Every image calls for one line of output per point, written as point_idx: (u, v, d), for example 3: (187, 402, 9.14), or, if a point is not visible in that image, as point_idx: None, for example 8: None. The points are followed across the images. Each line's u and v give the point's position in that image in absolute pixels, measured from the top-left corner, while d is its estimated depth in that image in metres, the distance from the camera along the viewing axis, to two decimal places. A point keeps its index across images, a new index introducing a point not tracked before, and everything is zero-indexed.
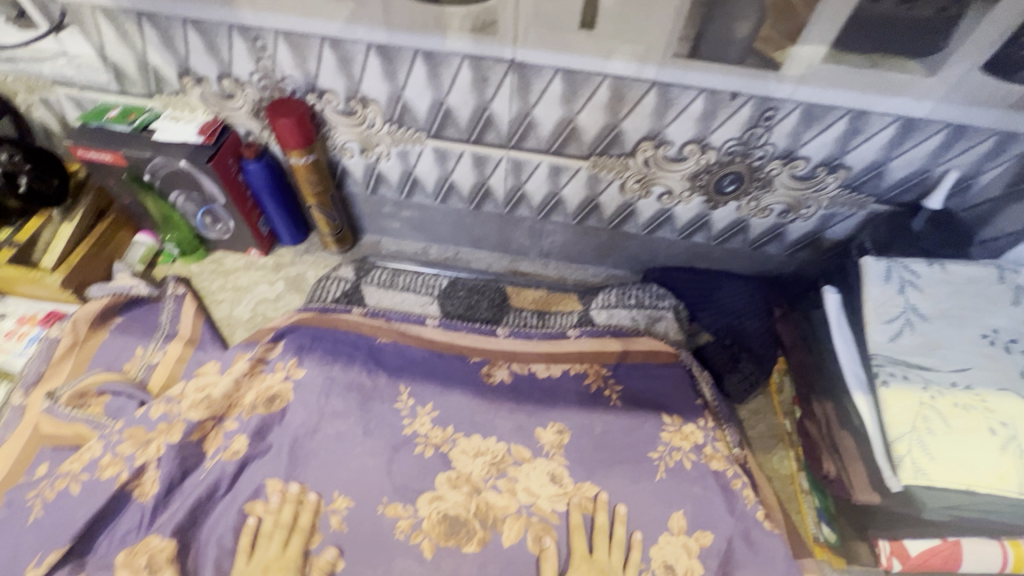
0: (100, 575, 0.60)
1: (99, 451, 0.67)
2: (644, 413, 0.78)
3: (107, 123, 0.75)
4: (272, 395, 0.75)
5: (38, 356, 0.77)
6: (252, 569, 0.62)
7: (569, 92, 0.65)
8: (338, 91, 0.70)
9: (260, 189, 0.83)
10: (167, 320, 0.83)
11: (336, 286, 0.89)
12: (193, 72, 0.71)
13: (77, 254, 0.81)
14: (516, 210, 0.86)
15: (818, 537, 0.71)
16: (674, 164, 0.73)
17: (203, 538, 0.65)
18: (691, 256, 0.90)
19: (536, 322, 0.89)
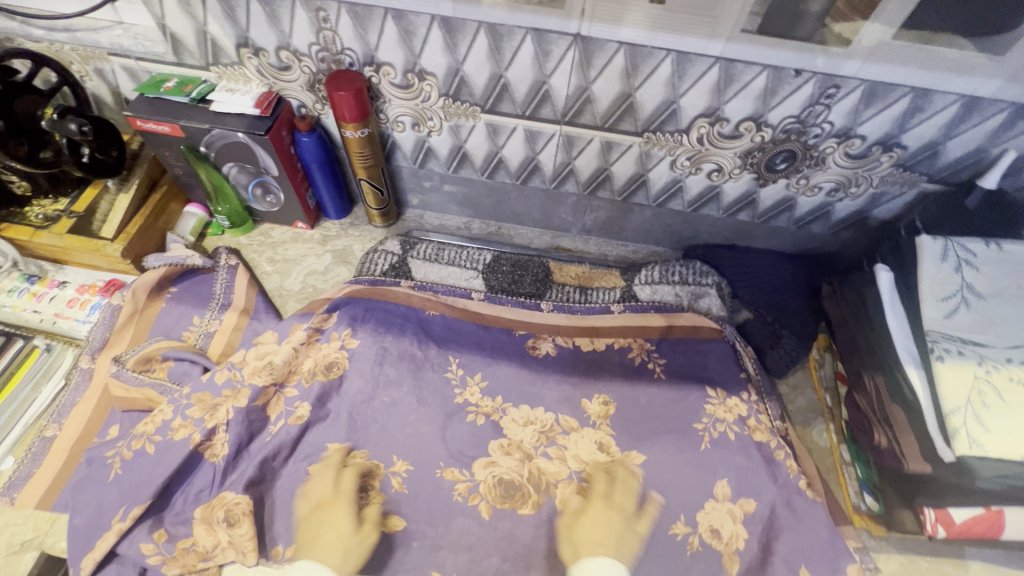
0: (179, 529, 0.65)
1: (170, 414, 0.70)
2: (688, 386, 0.80)
3: (164, 94, 0.75)
4: (330, 363, 0.78)
5: (103, 322, 0.80)
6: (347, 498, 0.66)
7: (631, 67, 0.66)
8: (396, 64, 0.71)
9: (310, 161, 0.84)
10: (221, 290, 0.85)
11: (384, 259, 0.90)
12: (252, 43, 0.72)
13: (134, 224, 0.82)
14: (563, 185, 0.87)
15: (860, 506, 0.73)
16: (728, 141, 0.73)
17: (274, 496, 0.68)
18: (734, 234, 0.91)
19: (579, 298, 0.90)
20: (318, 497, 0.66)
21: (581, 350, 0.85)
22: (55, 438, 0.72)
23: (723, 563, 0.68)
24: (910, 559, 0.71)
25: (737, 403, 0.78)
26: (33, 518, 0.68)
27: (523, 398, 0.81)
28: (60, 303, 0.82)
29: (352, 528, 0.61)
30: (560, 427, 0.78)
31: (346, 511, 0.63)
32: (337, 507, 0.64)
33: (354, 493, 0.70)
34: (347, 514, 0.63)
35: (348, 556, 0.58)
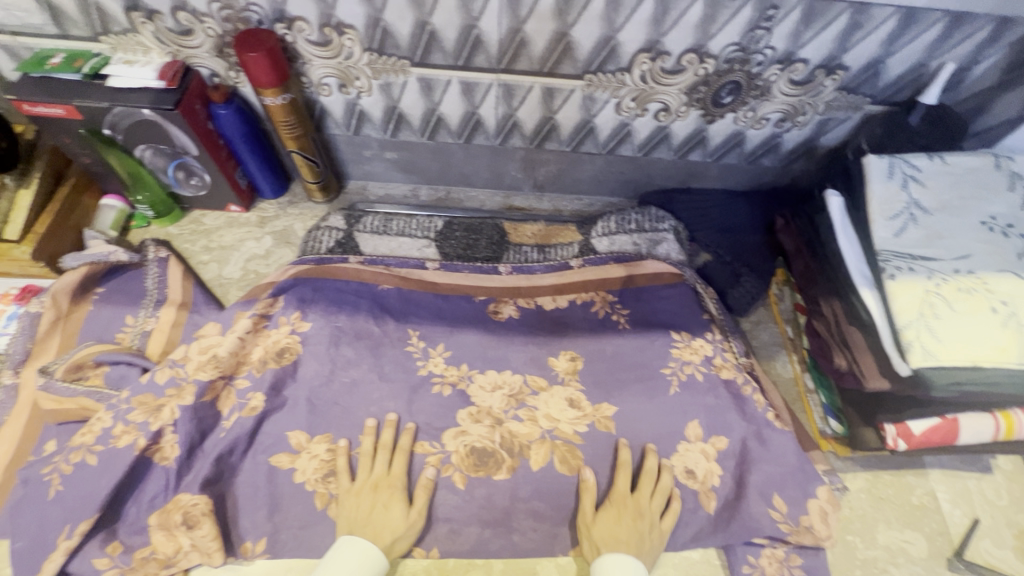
0: (136, 538, 0.61)
1: (110, 421, 0.65)
2: (653, 332, 0.79)
3: (50, 72, 0.67)
4: (281, 349, 0.73)
5: (22, 332, 0.73)
6: (363, 485, 0.65)
7: (562, 3, 0.62)
8: (310, 18, 0.64)
9: (234, 137, 0.77)
10: (154, 285, 0.79)
11: (328, 236, 0.85)
12: (143, 6, 0.64)
13: (43, 223, 0.75)
14: (508, 140, 0.83)
15: (825, 431, 0.75)
16: (671, 77, 0.70)
17: (234, 492, 0.65)
18: (688, 175, 0.89)
19: (537, 257, 0.87)
20: (350, 482, 0.66)
21: (544, 310, 0.83)
22: None
23: (700, 502, 0.69)
24: (875, 474, 0.74)
25: (702, 344, 0.78)
26: None
27: (489, 364, 0.78)
28: None
29: (401, 511, 0.63)
30: (528, 387, 0.76)
31: (395, 498, 0.64)
32: (385, 493, 0.65)
33: (321, 479, 0.67)
34: (393, 500, 0.64)
35: (391, 542, 0.61)
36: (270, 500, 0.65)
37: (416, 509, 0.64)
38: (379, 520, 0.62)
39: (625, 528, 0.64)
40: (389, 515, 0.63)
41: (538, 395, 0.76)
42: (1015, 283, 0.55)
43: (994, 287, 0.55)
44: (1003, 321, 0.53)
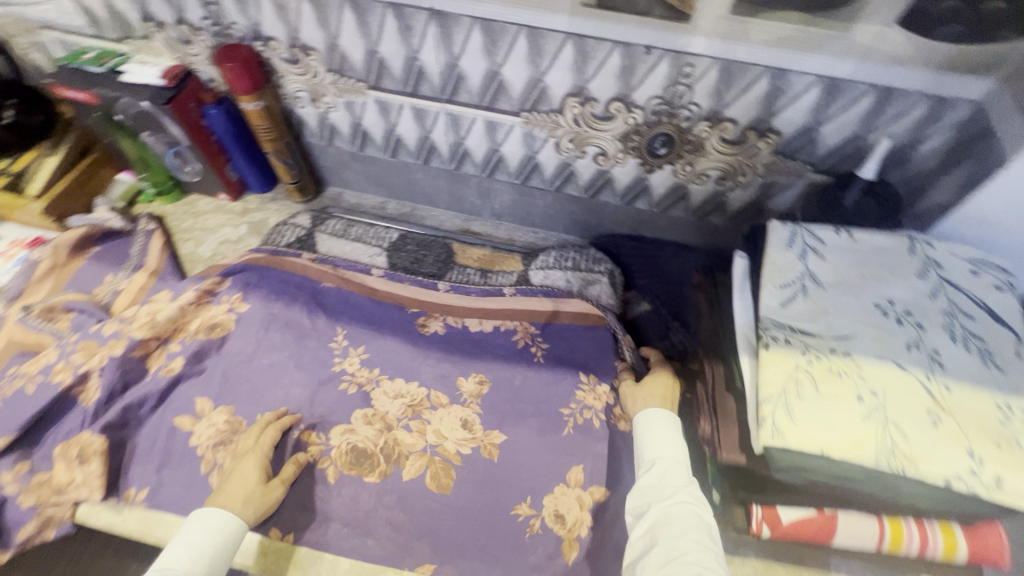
0: (43, 464, 0.70)
1: (54, 358, 0.75)
2: (563, 370, 0.79)
3: (82, 64, 0.82)
4: (215, 323, 0.82)
5: (21, 273, 0.85)
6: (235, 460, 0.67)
7: (490, 44, 0.66)
8: (280, 38, 0.74)
9: (223, 134, 0.88)
10: (137, 252, 0.91)
11: (292, 232, 0.94)
12: (154, 17, 0.77)
13: (61, 186, 0.89)
14: (462, 166, 0.88)
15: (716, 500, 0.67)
16: (603, 122, 0.72)
17: (133, 441, 0.72)
18: (638, 223, 0.89)
19: (478, 279, 0.90)
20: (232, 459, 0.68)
21: (468, 332, 0.85)
22: None
23: (561, 550, 0.66)
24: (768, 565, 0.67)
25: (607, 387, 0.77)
26: None
27: (399, 372, 0.81)
28: None
29: (258, 479, 0.64)
30: (428, 399, 0.78)
31: (255, 467, 0.65)
32: (248, 460, 0.66)
33: (212, 446, 0.72)
34: (252, 469, 0.65)
35: (251, 507, 0.61)
36: (162, 455, 0.71)
37: (279, 478, 0.66)
38: (238, 486, 0.63)
39: (659, 391, 0.68)
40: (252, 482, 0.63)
41: (435, 410, 0.77)
42: (893, 374, 0.51)
43: (868, 374, 0.51)
44: (867, 412, 0.49)
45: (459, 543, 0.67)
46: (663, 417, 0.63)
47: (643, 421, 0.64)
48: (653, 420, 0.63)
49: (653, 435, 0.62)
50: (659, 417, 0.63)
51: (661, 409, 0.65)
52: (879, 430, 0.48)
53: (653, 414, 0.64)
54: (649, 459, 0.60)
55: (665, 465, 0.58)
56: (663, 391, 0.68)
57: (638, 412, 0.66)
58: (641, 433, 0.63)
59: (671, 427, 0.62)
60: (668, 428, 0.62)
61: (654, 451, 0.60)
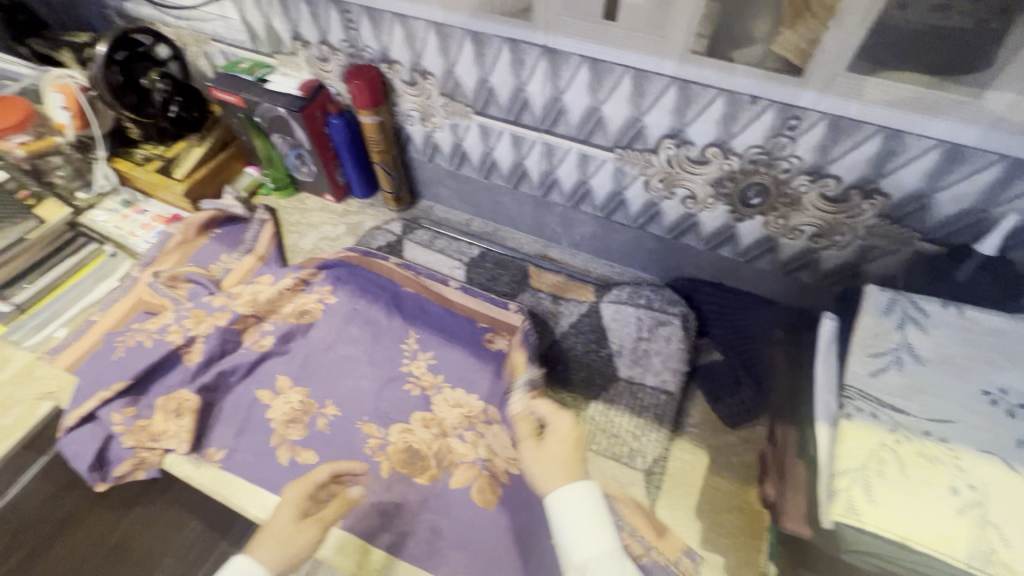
0: (146, 411, 0.79)
1: (171, 320, 0.86)
2: (622, 408, 0.79)
3: (237, 73, 0.95)
4: (304, 310, 0.89)
5: (157, 244, 0.97)
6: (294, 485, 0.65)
7: (595, 81, 0.69)
8: (404, 62, 0.82)
9: (340, 143, 0.98)
10: (250, 238, 1.01)
11: (383, 237, 1.01)
12: (302, 37, 0.88)
13: (200, 172, 1.03)
14: (549, 194, 0.91)
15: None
16: (696, 166, 0.72)
17: (221, 404, 0.80)
18: (720, 271, 0.87)
19: (548, 305, 0.92)
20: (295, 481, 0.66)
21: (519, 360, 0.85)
22: (96, 322, 0.90)
23: None
24: None
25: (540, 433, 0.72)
26: None
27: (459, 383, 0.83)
28: (136, 224, 1.02)
29: (293, 516, 0.60)
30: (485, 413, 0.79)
31: (293, 506, 0.61)
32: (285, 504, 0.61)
33: (285, 422, 0.78)
34: (286, 510, 0.60)
35: (286, 551, 0.55)
36: (242, 422, 0.79)
37: (320, 516, 0.61)
38: (274, 527, 0.58)
39: (563, 460, 0.59)
40: (292, 528, 0.58)
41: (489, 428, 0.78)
42: (997, 471, 0.45)
43: (966, 466, 0.46)
44: (961, 507, 0.44)
45: (492, 560, 0.67)
46: (582, 492, 0.54)
47: (558, 510, 0.53)
48: (569, 499, 0.53)
49: (578, 522, 0.52)
50: (578, 501, 0.53)
51: (572, 488, 0.54)
52: (974, 530, 0.43)
53: (567, 493, 0.54)
54: (578, 561, 0.50)
55: (598, 563, 0.50)
56: (562, 459, 0.60)
57: (548, 499, 0.55)
58: (558, 524, 0.53)
59: (592, 507, 0.53)
60: (591, 505, 0.53)
61: (583, 551, 0.50)
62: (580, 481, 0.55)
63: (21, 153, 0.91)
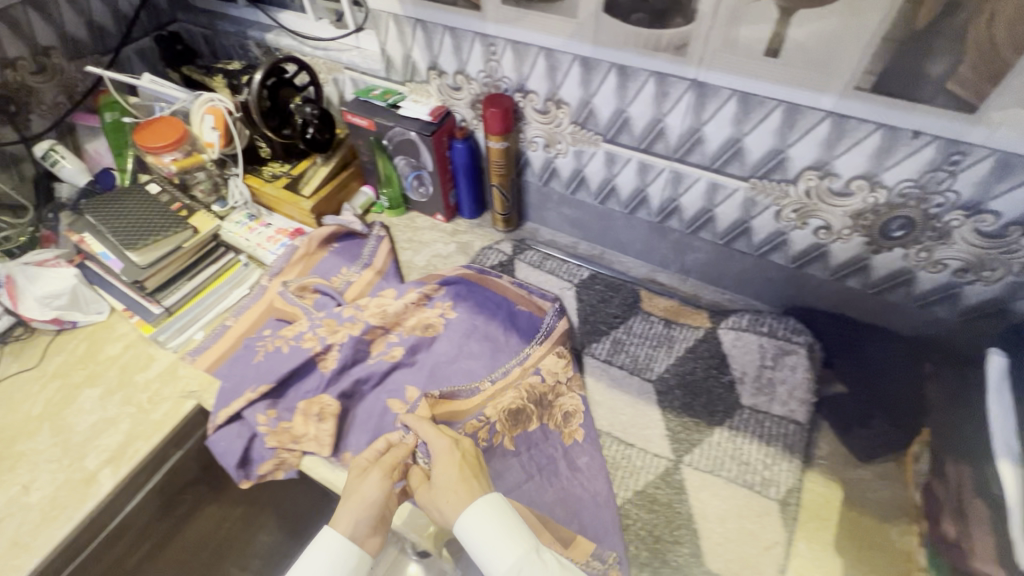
0: (286, 413, 0.83)
1: (306, 328, 0.90)
2: (749, 436, 0.78)
3: (371, 98, 1.01)
4: (428, 324, 0.92)
5: (284, 255, 1.03)
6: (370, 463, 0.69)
7: (741, 114, 0.72)
8: (540, 92, 0.86)
9: (459, 166, 1.03)
10: (368, 252, 1.06)
11: (495, 256, 1.05)
12: (438, 67, 0.94)
13: (324, 190, 1.09)
14: (667, 220, 0.93)
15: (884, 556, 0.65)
16: (838, 198, 0.73)
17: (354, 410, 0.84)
18: (844, 302, 0.86)
19: (661, 330, 0.92)
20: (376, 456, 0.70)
21: (536, 385, 0.84)
22: (230, 327, 0.96)
23: None
24: None
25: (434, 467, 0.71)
26: (200, 376, 0.91)
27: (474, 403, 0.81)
28: (262, 237, 1.06)
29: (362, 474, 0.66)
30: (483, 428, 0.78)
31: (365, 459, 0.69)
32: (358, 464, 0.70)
33: None
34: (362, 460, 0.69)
35: (354, 504, 0.62)
36: (375, 429, 0.82)
37: (382, 462, 0.67)
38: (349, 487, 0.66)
39: (451, 480, 0.63)
40: (362, 479, 0.66)
41: (488, 447, 0.77)
42: None
43: None
44: None
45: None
46: (486, 508, 0.59)
47: (471, 532, 0.58)
48: (476, 515, 0.59)
49: (490, 534, 0.58)
50: (483, 520, 0.58)
51: (475, 508, 0.59)
52: None
53: (472, 517, 0.59)
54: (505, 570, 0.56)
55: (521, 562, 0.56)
56: (454, 484, 0.62)
57: (458, 525, 0.59)
58: (473, 542, 0.58)
59: (494, 516, 0.59)
60: (493, 517, 0.59)
61: (503, 562, 0.56)
62: (479, 497, 0.61)
63: (173, 167, 1.02)
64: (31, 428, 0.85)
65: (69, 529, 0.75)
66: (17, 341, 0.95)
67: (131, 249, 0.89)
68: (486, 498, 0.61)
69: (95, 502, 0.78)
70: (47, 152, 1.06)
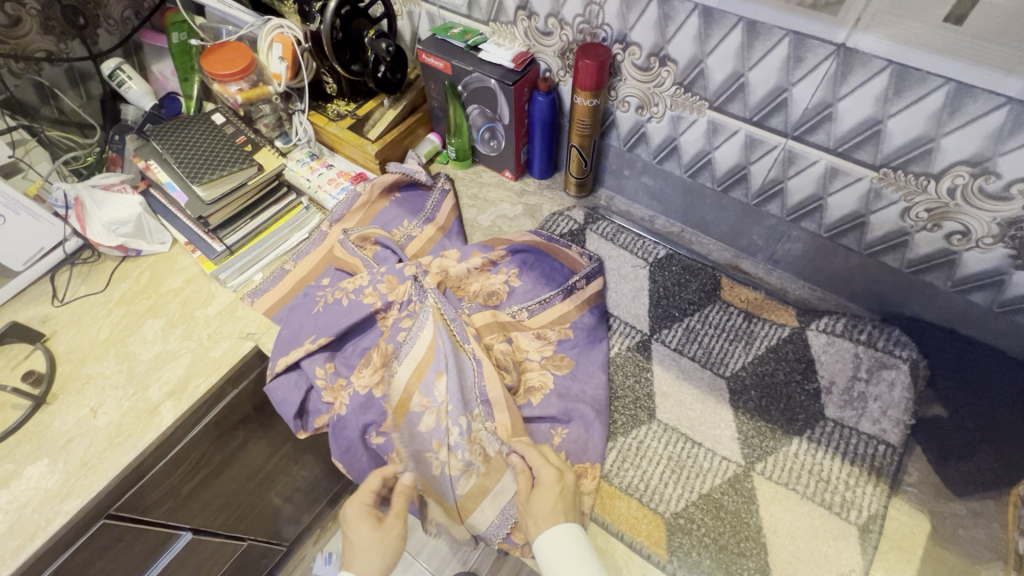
0: (343, 368, 0.82)
1: (366, 282, 0.86)
2: (831, 452, 0.72)
3: (449, 37, 0.92)
4: (492, 291, 0.87)
5: (346, 202, 0.98)
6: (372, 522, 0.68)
7: (892, 91, 0.61)
8: (644, 45, 0.76)
9: (537, 120, 0.94)
10: (431, 206, 1.00)
11: (565, 223, 0.97)
12: (529, 8, 0.85)
13: (391, 135, 1.02)
14: (765, 204, 0.83)
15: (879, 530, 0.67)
16: (990, 201, 0.63)
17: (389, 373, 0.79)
18: (957, 316, 0.77)
19: (740, 323, 0.84)
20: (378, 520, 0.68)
21: (508, 342, 0.82)
22: (289, 272, 0.94)
23: None
24: None
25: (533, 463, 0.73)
26: (259, 319, 0.90)
27: (456, 314, 0.79)
28: (323, 179, 1.02)
29: (373, 526, 0.68)
30: (469, 331, 0.78)
31: (367, 517, 0.68)
32: (359, 510, 0.69)
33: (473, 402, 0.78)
34: (366, 521, 0.68)
35: (386, 549, 0.66)
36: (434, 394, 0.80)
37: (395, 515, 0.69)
38: (363, 532, 0.67)
39: (554, 509, 0.63)
40: (376, 537, 0.67)
41: (460, 340, 0.76)
42: None
43: None
44: None
45: None
46: (566, 533, 0.61)
47: (551, 544, 0.60)
48: (560, 542, 0.60)
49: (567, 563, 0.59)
50: (564, 538, 0.61)
51: (561, 528, 0.61)
52: None
53: (553, 539, 0.61)
54: None
55: None
56: (550, 513, 0.63)
57: (541, 543, 0.61)
58: (551, 562, 0.60)
59: (575, 540, 0.61)
60: (576, 543, 0.61)
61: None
62: (560, 526, 0.61)
63: (239, 98, 0.99)
64: (97, 352, 0.87)
65: (134, 456, 0.78)
66: (86, 264, 0.96)
67: (199, 183, 0.87)
68: (573, 526, 0.62)
69: (157, 433, 0.79)
70: (113, 72, 1.03)
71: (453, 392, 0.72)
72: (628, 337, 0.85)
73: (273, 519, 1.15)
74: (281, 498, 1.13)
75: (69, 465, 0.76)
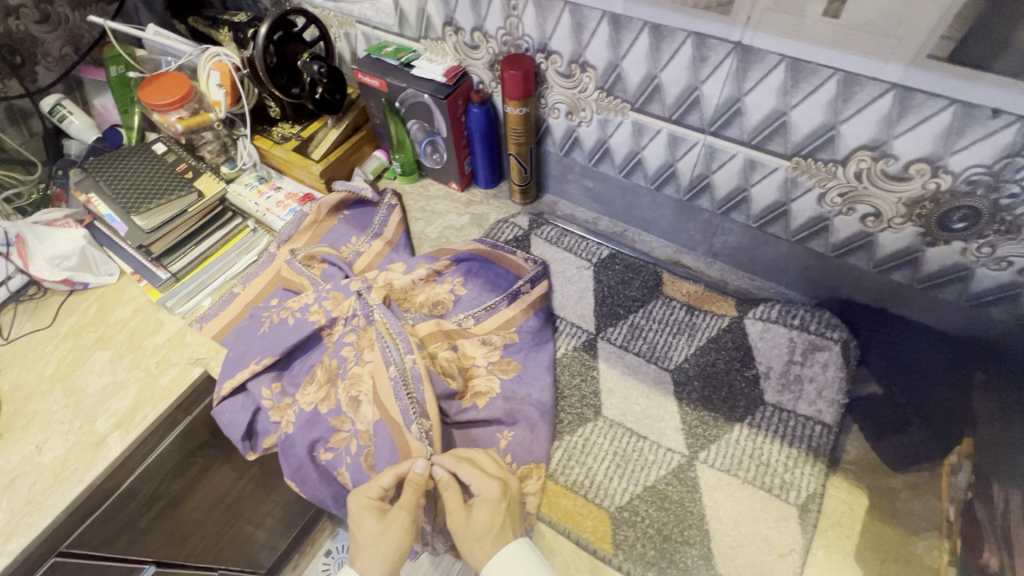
0: (291, 387, 0.82)
1: (312, 300, 0.86)
2: (771, 436, 0.74)
3: (383, 56, 0.94)
4: (437, 301, 0.88)
5: (293, 223, 0.98)
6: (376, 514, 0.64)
7: (790, 84, 0.64)
8: (564, 53, 0.79)
9: (475, 131, 0.96)
10: (378, 222, 1.01)
11: (510, 230, 0.99)
12: (455, 23, 0.87)
13: (336, 153, 1.03)
14: (696, 199, 0.86)
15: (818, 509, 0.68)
16: (894, 182, 0.66)
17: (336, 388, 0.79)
18: (883, 295, 0.80)
19: (682, 316, 0.86)
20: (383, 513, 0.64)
21: (455, 349, 0.83)
22: (237, 295, 0.94)
23: None
24: None
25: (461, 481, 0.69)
26: (207, 344, 0.90)
27: (400, 326, 0.79)
28: (271, 202, 1.02)
29: (377, 518, 0.63)
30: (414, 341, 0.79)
31: (371, 514, 0.64)
32: (362, 504, 0.64)
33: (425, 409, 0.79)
34: (370, 517, 0.63)
35: (389, 549, 0.62)
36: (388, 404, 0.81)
37: (401, 507, 0.64)
38: (367, 529, 0.63)
39: (494, 529, 0.62)
40: (380, 531, 0.62)
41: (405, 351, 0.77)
42: None
43: None
44: None
45: None
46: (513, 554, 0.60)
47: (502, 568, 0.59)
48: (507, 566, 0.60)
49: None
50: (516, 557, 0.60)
51: (511, 549, 0.61)
52: None
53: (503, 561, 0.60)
54: None
55: None
56: (492, 531, 0.62)
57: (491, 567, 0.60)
58: None
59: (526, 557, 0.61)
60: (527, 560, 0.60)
61: None
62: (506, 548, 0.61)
63: (179, 126, 0.99)
64: (43, 388, 0.86)
65: (80, 490, 0.77)
66: (32, 300, 0.96)
67: (137, 214, 0.88)
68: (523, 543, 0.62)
69: (104, 465, 0.79)
70: (54, 108, 1.03)
71: (406, 408, 0.72)
72: (575, 337, 0.87)
73: (245, 547, 1.13)
74: (252, 524, 1.12)
75: (13, 504, 0.75)
